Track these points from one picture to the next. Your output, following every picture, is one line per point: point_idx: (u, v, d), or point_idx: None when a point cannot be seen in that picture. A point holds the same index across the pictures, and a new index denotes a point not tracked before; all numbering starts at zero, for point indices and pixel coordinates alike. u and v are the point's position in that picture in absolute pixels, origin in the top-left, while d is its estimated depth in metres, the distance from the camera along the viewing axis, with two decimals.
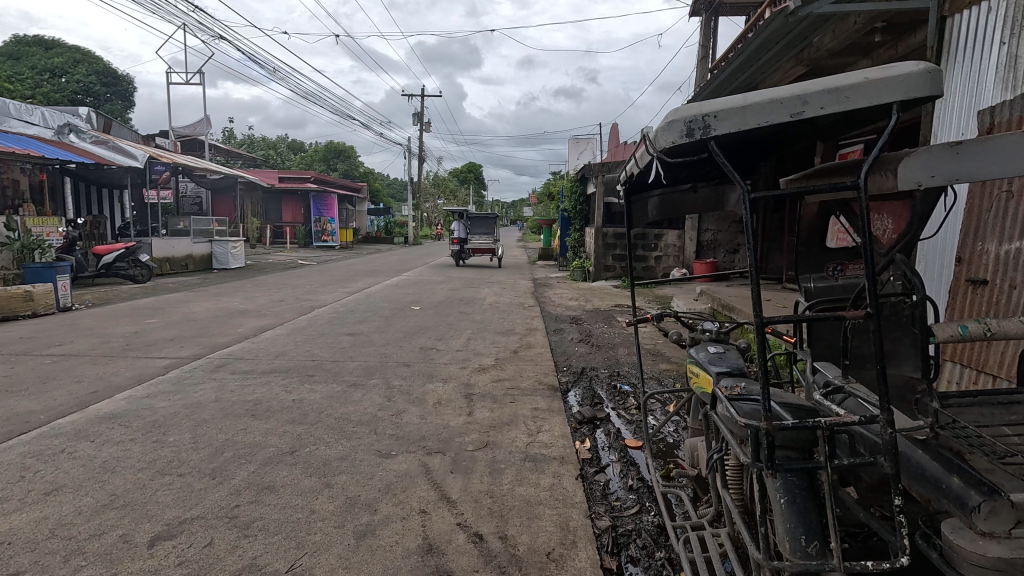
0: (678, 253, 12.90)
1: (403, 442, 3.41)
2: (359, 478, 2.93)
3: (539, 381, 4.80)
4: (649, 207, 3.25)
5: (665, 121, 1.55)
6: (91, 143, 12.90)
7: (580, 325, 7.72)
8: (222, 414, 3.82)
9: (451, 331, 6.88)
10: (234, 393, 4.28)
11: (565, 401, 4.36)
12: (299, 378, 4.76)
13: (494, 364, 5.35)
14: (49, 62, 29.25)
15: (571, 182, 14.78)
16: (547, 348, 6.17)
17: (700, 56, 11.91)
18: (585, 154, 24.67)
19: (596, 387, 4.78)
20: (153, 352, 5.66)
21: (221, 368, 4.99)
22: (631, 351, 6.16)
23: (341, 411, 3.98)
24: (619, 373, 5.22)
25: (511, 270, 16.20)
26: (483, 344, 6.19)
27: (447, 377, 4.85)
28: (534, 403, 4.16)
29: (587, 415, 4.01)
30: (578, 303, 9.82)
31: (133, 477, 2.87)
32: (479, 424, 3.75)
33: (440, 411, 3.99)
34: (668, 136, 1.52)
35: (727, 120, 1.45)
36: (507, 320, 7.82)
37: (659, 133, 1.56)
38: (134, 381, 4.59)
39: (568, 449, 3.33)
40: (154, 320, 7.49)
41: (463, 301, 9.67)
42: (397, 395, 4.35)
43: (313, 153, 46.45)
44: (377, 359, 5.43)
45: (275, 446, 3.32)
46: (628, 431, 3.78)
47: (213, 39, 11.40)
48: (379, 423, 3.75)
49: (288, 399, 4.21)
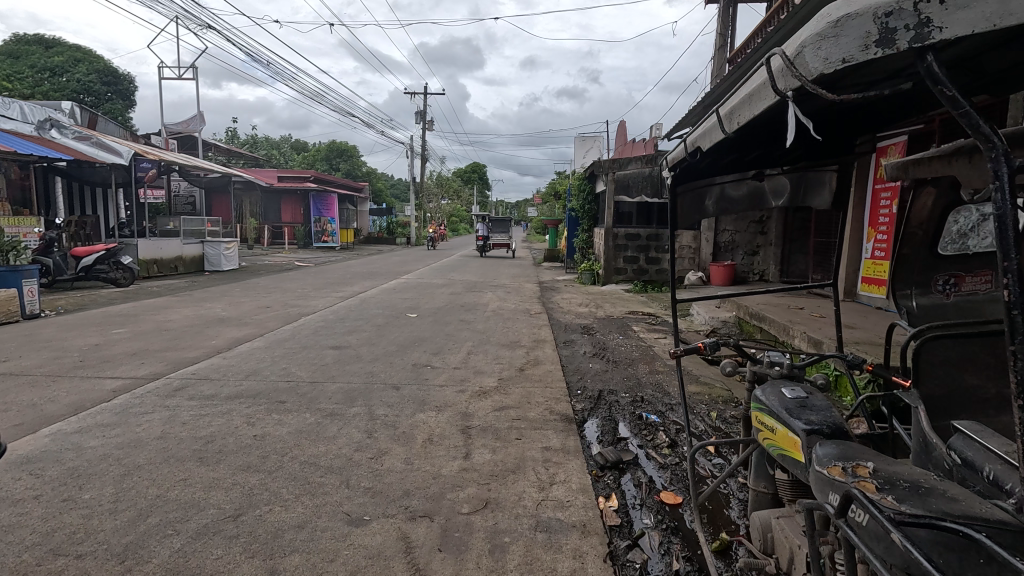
0: (693, 256, 12.22)
1: (379, 501, 2.69)
2: (316, 561, 2.21)
3: (550, 410, 4.08)
4: (708, 203, 2.66)
5: (851, 18, 1.29)
6: (73, 139, 12.28)
7: (593, 335, 6.99)
8: (160, 459, 3.10)
9: (449, 344, 6.17)
10: (183, 426, 3.57)
11: (583, 436, 3.62)
12: (266, 405, 4.03)
13: (497, 386, 4.62)
14: (50, 61, 28.93)
15: (579, 179, 14.04)
16: (558, 364, 5.45)
17: (718, 44, 11.18)
18: (591, 153, 23.91)
19: (617, 417, 4.05)
20: (107, 370, 4.94)
21: (178, 393, 4.27)
22: (653, 368, 5.42)
23: (309, 453, 3.25)
24: (642, 398, 4.49)
25: (516, 272, 15.48)
26: (485, 360, 5.46)
27: (441, 405, 4.12)
28: (546, 441, 3.43)
29: (610, 457, 3.27)
30: (589, 309, 9.09)
31: (12, 562, 2.15)
32: (477, 472, 3.02)
33: (430, 454, 3.26)
34: (848, 42, 1.29)
35: (964, 9, 1.14)
36: (512, 330, 7.09)
37: (828, 43, 1.33)
38: (71, 409, 3.89)
39: (591, 514, 2.61)
40: (121, 330, 6.78)
41: (464, 307, 8.93)
42: (379, 430, 3.62)
43: (315, 152, 45.83)
44: (362, 380, 4.71)
45: (216, 508, 2.60)
46: (662, 482, 3.05)
47: (202, 28, 10.76)
48: (354, 471, 3.02)
49: (248, 435, 3.48)
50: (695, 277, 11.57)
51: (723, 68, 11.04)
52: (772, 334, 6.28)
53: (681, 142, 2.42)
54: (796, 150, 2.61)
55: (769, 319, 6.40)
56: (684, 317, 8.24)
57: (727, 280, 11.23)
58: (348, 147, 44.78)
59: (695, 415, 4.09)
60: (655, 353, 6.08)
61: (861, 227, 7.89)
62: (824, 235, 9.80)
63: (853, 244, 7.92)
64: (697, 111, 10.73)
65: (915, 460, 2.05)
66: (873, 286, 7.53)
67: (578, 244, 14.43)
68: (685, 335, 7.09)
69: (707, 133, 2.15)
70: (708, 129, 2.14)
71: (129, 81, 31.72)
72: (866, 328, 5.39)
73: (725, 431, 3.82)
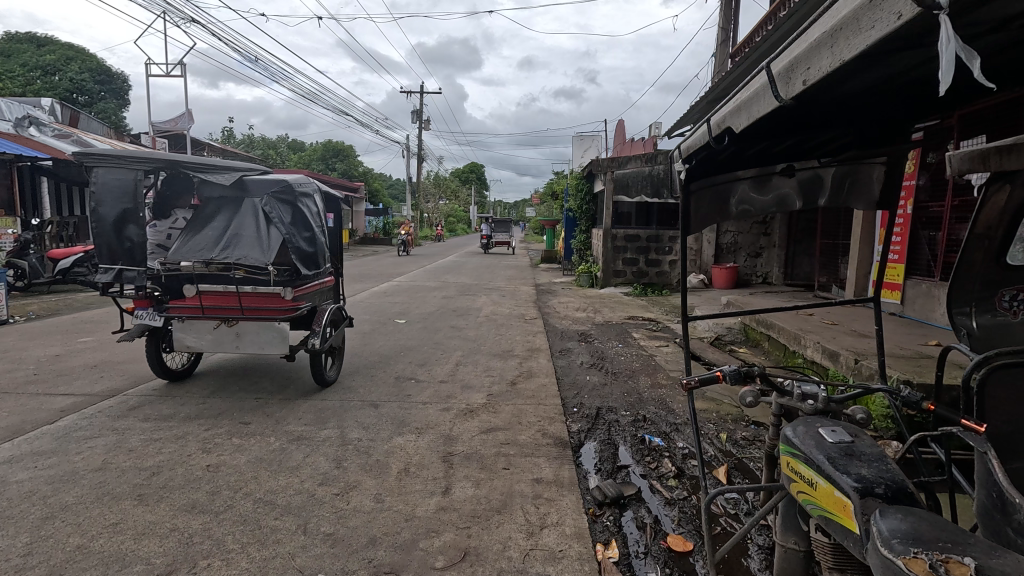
0: (695, 258, 11.72)
1: (339, 553, 2.29)
2: None
3: (542, 432, 3.68)
4: (734, 197, 2.30)
5: None
6: (52, 137, 11.87)
7: (591, 343, 6.59)
8: (91, 498, 2.69)
9: (438, 354, 5.77)
10: (128, 455, 3.17)
11: (579, 467, 3.20)
12: (228, 428, 3.63)
13: (486, 404, 4.23)
14: (41, 60, 28.39)
15: (577, 179, 13.66)
16: (553, 377, 5.05)
17: (720, 38, 10.79)
18: (590, 151, 23.50)
19: (617, 441, 3.65)
20: (60, 386, 4.52)
21: (132, 413, 3.87)
22: (656, 381, 5.03)
23: (267, 487, 2.85)
24: (644, 417, 4.10)
25: (512, 274, 15.10)
26: (474, 372, 5.06)
27: (423, 427, 3.72)
28: (537, 473, 3.04)
29: (611, 493, 2.86)
30: (587, 314, 8.68)
31: None
32: (457, 513, 2.62)
33: (404, 489, 2.86)
34: None
35: None
36: (505, 338, 6.68)
37: None
38: (7, 433, 3.48)
39: (587, 570, 2.22)
40: (88, 338, 6.34)
41: (456, 312, 8.53)
42: (349, 459, 3.21)
43: (310, 153, 45.34)
44: (339, 397, 4.30)
45: (144, 564, 2.20)
46: (670, 523, 2.67)
47: (185, 21, 10.33)
48: (314, 512, 2.62)
49: (199, 465, 3.08)
50: (697, 280, 11.21)
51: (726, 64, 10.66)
52: (781, 342, 5.92)
53: (705, 123, 2.08)
54: (836, 133, 2.26)
55: (777, 325, 6.01)
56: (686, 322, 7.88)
57: (729, 282, 10.88)
58: (345, 147, 44.37)
59: (702, 437, 3.75)
60: (657, 364, 5.69)
61: (873, 229, 7.53)
62: (829, 236, 9.46)
63: (864, 247, 7.55)
64: (698, 108, 10.37)
65: (987, 523, 1.68)
66: (884, 290, 7.19)
67: (576, 245, 14.05)
68: (688, 343, 6.71)
69: (747, 104, 1.83)
70: (749, 98, 1.83)
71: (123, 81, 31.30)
72: (884, 338, 5.00)
73: (736, 456, 3.47)
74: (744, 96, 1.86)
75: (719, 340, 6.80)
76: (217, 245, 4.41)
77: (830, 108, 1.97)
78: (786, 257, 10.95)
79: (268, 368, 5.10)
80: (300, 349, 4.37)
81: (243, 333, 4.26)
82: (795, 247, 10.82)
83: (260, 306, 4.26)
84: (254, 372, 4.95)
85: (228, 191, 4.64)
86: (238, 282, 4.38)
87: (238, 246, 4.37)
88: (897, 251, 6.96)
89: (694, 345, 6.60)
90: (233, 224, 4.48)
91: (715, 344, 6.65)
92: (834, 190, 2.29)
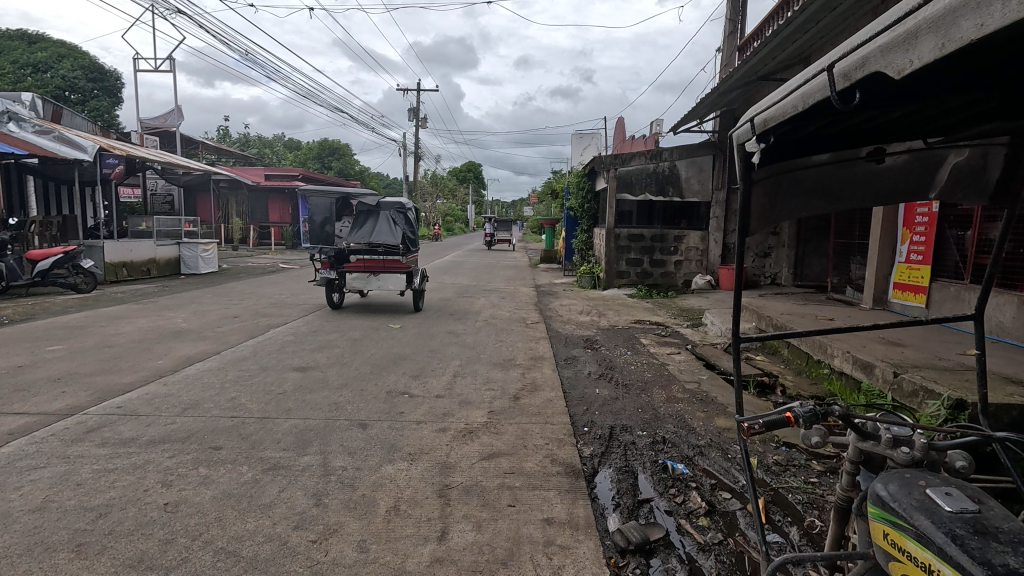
0: (701, 257, 11.09)
1: None
2: None
3: (551, 459, 3.26)
4: (821, 166, 2.13)
5: None
6: (33, 133, 11.38)
7: (597, 350, 6.19)
8: (21, 549, 2.27)
9: (434, 363, 5.37)
10: (75, 491, 2.74)
11: (596, 505, 2.77)
12: (194, 455, 3.20)
13: (487, 423, 3.81)
14: (32, 57, 27.76)
15: (578, 177, 13.26)
16: (558, 389, 4.66)
17: (728, 30, 10.40)
18: (589, 149, 23.10)
19: (636, 468, 3.23)
20: (14, 402, 4.08)
21: (90, 436, 3.44)
22: (671, 395, 4.62)
23: (232, 532, 2.43)
24: (663, 437, 3.70)
25: (511, 275, 14.69)
26: (473, 385, 4.66)
27: (417, 452, 3.30)
28: (549, 512, 2.63)
29: (637, 539, 2.45)
30: (591, 317, 8.28)
31: None
32: (456, 567, 2.21)
33: (393, 535, 2.44)
34: None
35: None
36: (506, 345, 6.28)
37: None
38: None
39: None
40: (58, 346, 5.89)
41: (453, 316, 8.13)
42: (331, 494, 2.79)
43: (307, 151, 44.85)
44: (323, 416, 3.88)
45: None
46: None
47: (170, 12, 9.86)
48: (287, 566, 2.21)
49: (156, 504, 2.65)
50: (702, 281, 10.82)
51: (733, 57, 10.27)
52: (802, 350, 5.53)
53: (827, 70, 1.51)
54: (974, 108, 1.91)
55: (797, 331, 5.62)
56: (695, 327, 7.49)
57: (737, 283, 10.51)
58: (341, 146, 43.91)
59: (731, 463, 3.35)
60: (670, 374, 5.28)
61: (894, 228, 7.14)
62: (842, 236, 9.10)
63: (884, 247, 7.16)
64: (704, 104, 9.99)
65: None
66: (908, 293, 6.81)
67: (576, 245, 13.65)
68: (701, 349, 6.31)
69: (940, 25, 1.22)
70: (943, 15, 1.21)
71: (116, 78, 30.83)
72: (919, 348, 4.61)
73: (772, 487, 3.07)
74: (931, 12, 1.23)
75: (732, 346, 6.43)
76: (370, 235, 8.34)
77: (974, 64, 1.55)
78: (796, 256, 10.59)
79: (374, 311, 8.50)
80: (407, 290, 8.33)
81: (384, 279, 8.23)
82: (805, 246, 10.45)
83: (392, 265, 8.20)
84: (371, 311, 8.48)
85: (369, 207, 8.54)
86: (384, 253, 8.19)
87: (381, 236, 8.33)
88: (922, 252, 6.59)
89: (707, 352, 6.20)
90: (378, 223, 8.48)
91: (729, 351, 6.27)
92: (945, 181, 2.04)
